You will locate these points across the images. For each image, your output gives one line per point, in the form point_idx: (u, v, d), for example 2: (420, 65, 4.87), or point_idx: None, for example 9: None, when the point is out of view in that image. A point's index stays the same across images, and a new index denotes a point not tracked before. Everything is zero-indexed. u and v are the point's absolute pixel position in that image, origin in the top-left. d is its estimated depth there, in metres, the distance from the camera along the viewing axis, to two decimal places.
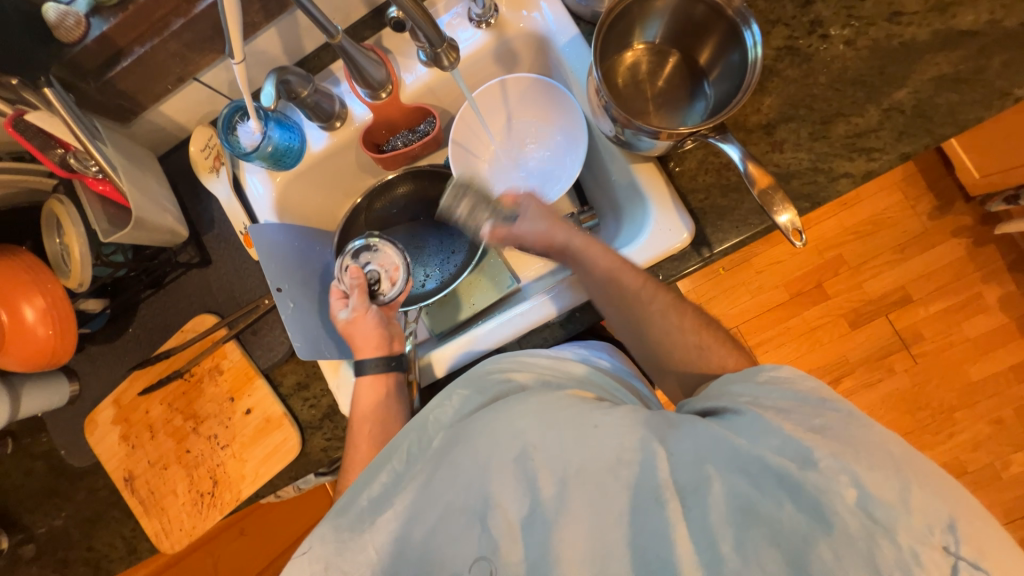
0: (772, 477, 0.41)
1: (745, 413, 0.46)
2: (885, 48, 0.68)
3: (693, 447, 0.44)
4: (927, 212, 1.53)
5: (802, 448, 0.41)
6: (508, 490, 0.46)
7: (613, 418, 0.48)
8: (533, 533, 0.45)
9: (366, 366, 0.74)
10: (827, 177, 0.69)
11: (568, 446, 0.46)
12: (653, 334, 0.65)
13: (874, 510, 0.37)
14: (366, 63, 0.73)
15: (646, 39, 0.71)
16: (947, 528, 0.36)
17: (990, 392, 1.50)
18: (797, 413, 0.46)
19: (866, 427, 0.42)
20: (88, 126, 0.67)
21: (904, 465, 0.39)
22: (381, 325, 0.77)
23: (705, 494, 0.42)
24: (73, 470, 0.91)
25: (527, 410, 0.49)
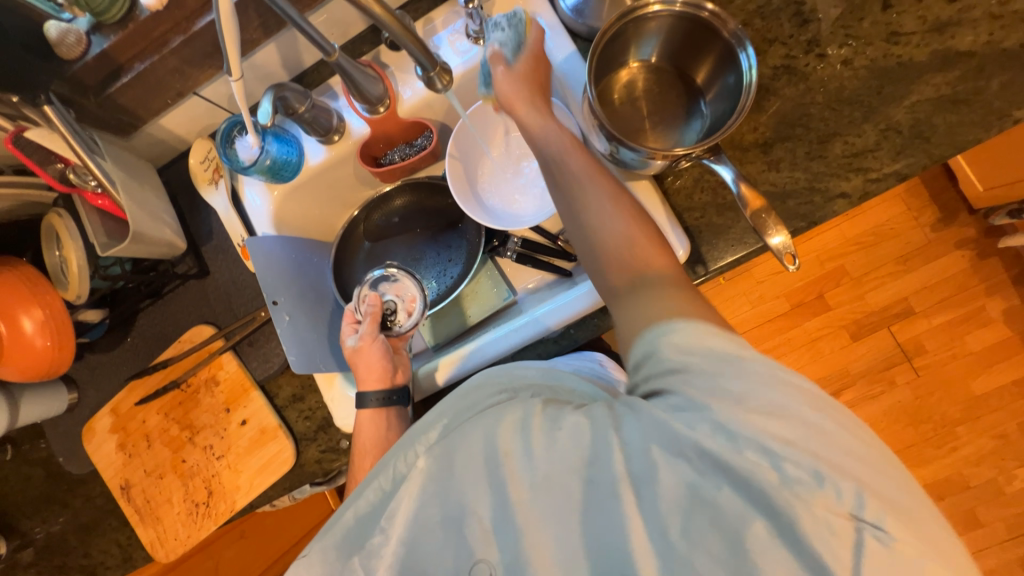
0: (709, 461, 0.41)
1: (677, 391, 0.45)
2: (883, 68, 0.68)
3: (640, 434, 0.45)
4: (930, 224, 1.51)
5: (730, 429, 0.41)
6: (481, 497, 0.48)
7: (573, 420, 0.49)
8: (508, 537, 0.46)
9: (369, 400, 0.73)
10: (823, 197, 0.68)
11: (534, 451, 0.48)
12: (587, 216, 0.59)
13: (794, 485, 0.38)
14: (363, 79, 0.73)
15: (641, 57, 0.71)
16: (852, 494, 0.37)
17: (993, 406, 1.48)
18: (729, 378, 0.45)
19: (782, 394, 0.42)
20: (87, 141, 0.67)
21: (815, 432, 0.40)
22: (384, 357, 0.76)
23: (654, 483, 0.42)
24: (71, 477, 0.92)
25: (497, 419, 0.51)
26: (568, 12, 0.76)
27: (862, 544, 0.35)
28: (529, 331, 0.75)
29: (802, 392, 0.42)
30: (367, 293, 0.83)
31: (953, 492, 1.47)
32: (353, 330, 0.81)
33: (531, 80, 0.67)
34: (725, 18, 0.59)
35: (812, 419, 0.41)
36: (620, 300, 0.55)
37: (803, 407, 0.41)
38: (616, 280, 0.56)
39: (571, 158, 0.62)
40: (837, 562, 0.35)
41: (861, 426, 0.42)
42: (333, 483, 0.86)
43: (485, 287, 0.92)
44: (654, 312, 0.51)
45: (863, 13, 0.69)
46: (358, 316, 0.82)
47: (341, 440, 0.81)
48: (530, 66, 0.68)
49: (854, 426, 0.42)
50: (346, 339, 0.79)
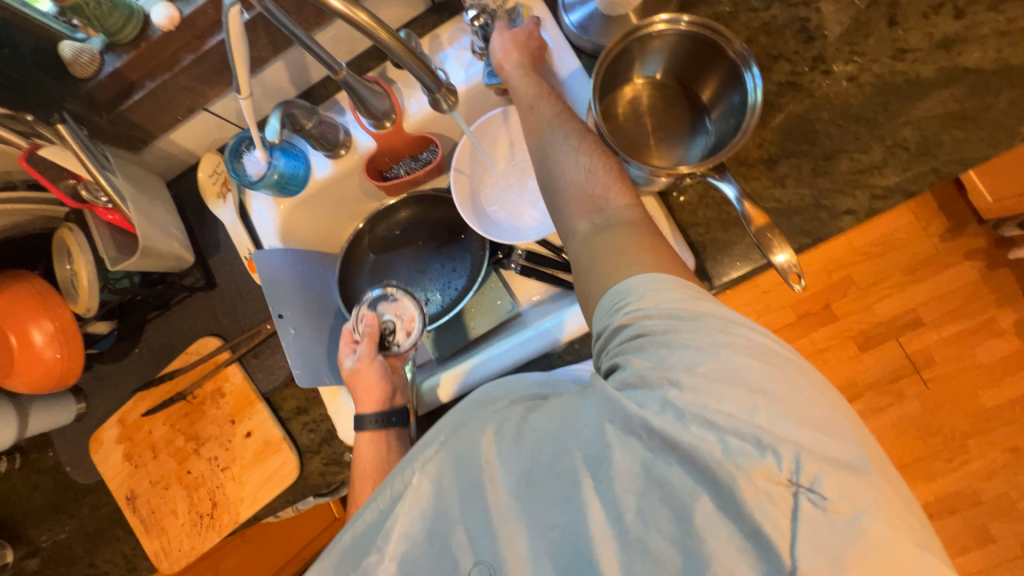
0: (657, 438, 0.42)
1: (630, 363, 0.47)
2: (889, 84, 0.68)
3: (597, 416, 0.47)
4: (939, 234, 1.50)
5: (676, 406, 0.42)
6: (464, 506, 0.52)
7: (547, 416, 0.52)
8: (488, 538, 0.50)
9: (366, 423, 0.73)
10: (829, 214, 0.68)
11: (511, 452, 0.52)
12: (553, 155, 0.65)
13: (737, 457, 0.38)
14: (369, 95, 0.74)
15: (646, 74, 0.71)
16: (794, 461, 0.37)
17: (1004, 419, 1.45)
18: (676, 341, 0.46)
19: (728, 355, 0.43)
20: (98, 157, 0.69)
21: (760, 396, 0.40)
22: (382, 378, 0.75)
23: (609, 464, 0.44)
24: (77, 487, 0.92)
25: (480, 430, 0.55)
26: (572, 29, 0.76)
27: (798, 508, 0.36)
28: (538, 343, 0.75)
29: (749, 351, 0.43)
30: (366, 312, 0.81)
31: (963, 506, 1.45)
32: (352, 350, 0.80)
33: (522, 46, 0.71)
34: (731, 38, 0.59)
35: (758, 379, 0.41)
36: (582, 234, 0.61)
37: (748, 366, 0.42)
38: (575, 216, 0.62)
39: (542, 108, 0.68)
40: (776, 530, 0.36)
41: (812, 384, 0.42)
42: (337, 493, 0.84)
43: (489, 300, 0.92)
44: (616, 263, 0.55)
45: (868, 30, 0.69)
46: (357, 336, 0.81)
47: (345, 453, 0.81)
48: (523, 35, 0.72)
49: (805, 384, 0.41)
50: (344, 359, 0.78)
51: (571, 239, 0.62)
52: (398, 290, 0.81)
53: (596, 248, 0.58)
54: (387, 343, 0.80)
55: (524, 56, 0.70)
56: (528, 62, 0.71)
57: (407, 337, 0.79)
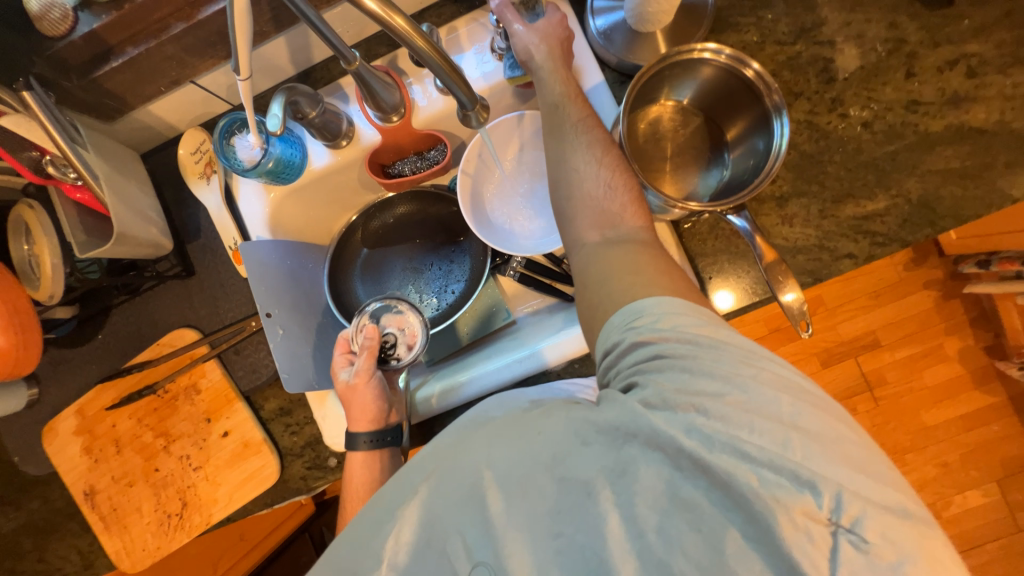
0: (685, 458, 0.42)
1: (650, 385, 0.46)
2: (899, 134, 0.70)
3: (615, 426, 0.46)
4: (903, 263, 1.59)
5: (704, 432, 0.42)
6: (459, 517, 0.48)
7: (554, 422, 0.49)
8: (486, 545, 0.47)
9: (360, 442, 0.72)
10: (831, 255, 0.70)
11: (513, 457, 0.48)
12: (573, 161, 0.62)
13: (774, 490, 0.38)
14: (379, 87, 0.69)
15: (675, 97, 0.70)
16: (835, 499, 0.37)
17: (940, 437, 1.57)
18: (698, 363, 0.45)
19: (758, 388, 0.43)
20: (68, 128, 0.61)
21: (795, 431, 0.40)
22: (377, 397, 0.73)
23: (634, 482, 0.44)
24: (26, 478, 0.85)
25: (479, 437, 0.51)
26: (597, 37, 0.73)
27: (838, 548, 0.37)
28: (542, 359, 0.75)
29: (778, 382, 0.43)
30: (367, 324, 0.80)
31: None
32: (348, 362, 0.78)
33: (550, 37, 0.67)
34: (770, 83, 0.58)
35: (788, 412, 0.41)
36: (591, 246, 0.58)
37: (776, 397, 0.42)
38: (587, 227, 0.59)
39: (568, 108, 0.65)
40: (812, 566, 0.37)
41: (845, 421, 0.42)
42: (315, 490, 0.79)
43: (484, 305, 0.90)
44: (626, 277, 0.53)
45: (886, 78, 0.70)
46: (353, 347, 0.79)
47: (329, 458, 0.78)
48: (551, 26, 0.67)
49: (836, 419, 0.42)
50: (340, 372, 0.76)
51: (578, 249, 0.60)
52: (403, 305, 0.82)
53: (607, 264, 0.56)
54: (387, 357, 0.80)
55: (554, 48, 0.66)
56: (557, 54, 0.66)
57: (408, 352, 0.80)
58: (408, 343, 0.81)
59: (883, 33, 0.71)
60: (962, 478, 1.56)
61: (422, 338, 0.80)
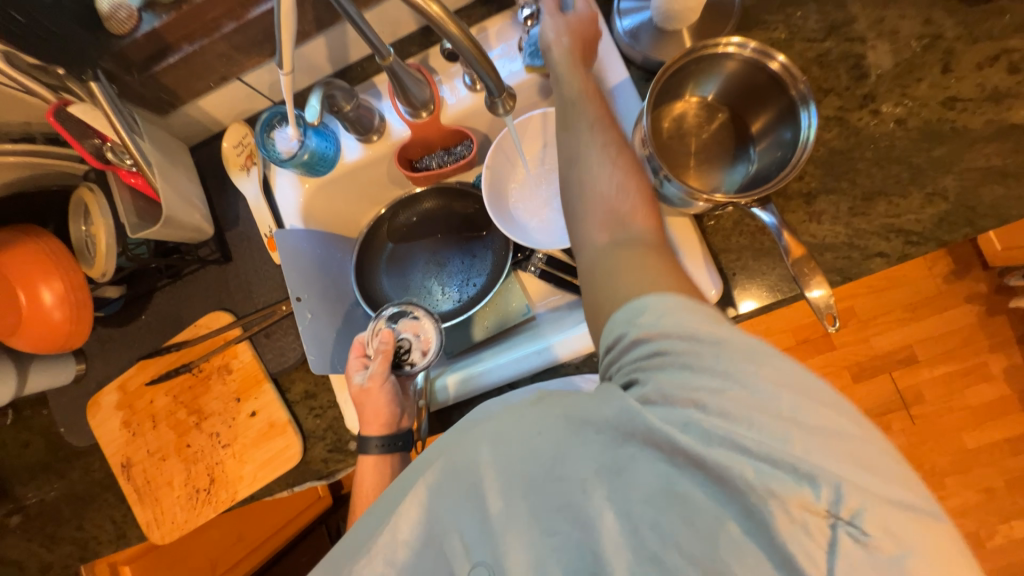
0: (682, 455, 0.41)
1: (650, 379, 0.45)
2: (936, 131, 0.68)
3: (615, 425, 0.45)
4: (943, 275, 1.51)
5: (701, 427, 0.41)
6: (457, 511, 0.49)
7: (553, 421, 0.48)
8: (485, 540, 0.47)
9: (371, 445, 0.74)
10: (861, 253, 0.68)
11: (511, 454, 0.48)
12: (588, 157, 0.62)
13: (771, 484, 0.38)
14: (411, 83, 0.72)
15: (699, 93, 0.70)
16: (834, 491, 0.36)
17: (983, 462, 1.48)
18: (698, 358, 0.43)
19: (762, 384, 0.41)
20: (128, 119, 0.66)
21: (795, 425, 0.39)
22: (393, 401, 0.75)
23: (629, 477, 0.43)
24: (70, 449, 0.91)
25: (478, 431, 0.51)
26: (624, 37, 0.74)
27: (837, 542, 0.36)
28: (563, 351, 0.75)
29: (783, 378, 0.41)
30: (383, 327, 0.81)
31: None
32: (362, 366, 0.79)
33: (577, 34, 0.68)
34: (796, 74, 0.58)
35: (790, 406, 0.40)
36: (598, 245, 0.57)
37: (778, 393, 0.40)
38: (595, 227, 0.58)
39: (586, 107, 0.65)
40: (810, 561, 0.36)
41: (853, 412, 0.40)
42: (331, 477, 0.82)
43: (505, 301, 0.91)
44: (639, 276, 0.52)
45: (922, 75, 0.69)
46: (368, 350, 0.80)
47: (349, 441, 0.81)
48: (580, 23, 0.68)
49: (841, 411, 0.40)
50: (354, 375, 0.77)
51: (584, 248, 0.59)
52: (420, 311, 0.83)
53: (615, 262, 0.54)
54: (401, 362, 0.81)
55: (576, 46, 0.67)
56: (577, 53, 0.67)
57: (422, 357, 0.80)
58: (422, 349, 0.81)
59: (918, 29, 0.70)
60: (1009, 507, 1.46)
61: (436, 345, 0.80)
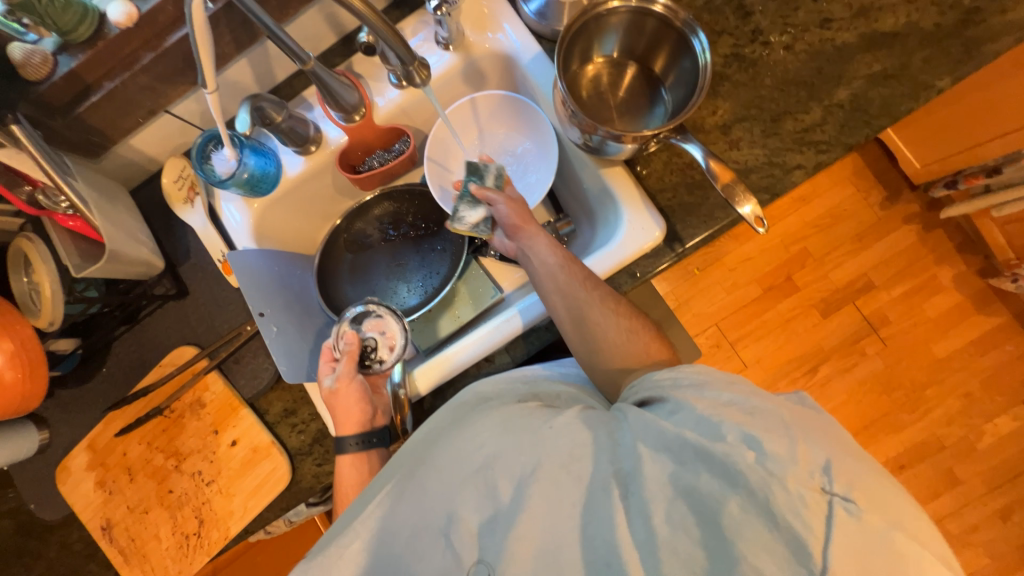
0: (689, 450, 0.44)
1: (668, 400, 0.51)
2: (820, 51, 0.75)
3: (633, 438, 0.49)
4: (879, 203, 1.59)
5: (710, 419, 0.45)
6: (469, 499, 0.49)
7: (564, 424, 0.53)
8: (494, 534, 0.46)
9: (348, 445, 0.71)
10: (782, 169, 0.73)
11: (525, 450, 0.50)
12: (591, 316, 0.66)
13: (769, 464, 0.40)
14: (339, 87, 0.75)
15: (604, 53, 0.76)
16: (824, 469, 0.39)
17: (957, 367, 1.53)
18: (709, 387, 0.50)
19: (760, 400, 0.46)
20: (58, 162, 0.67)
21: (792, 423, 0.43)
22: (365, 398, 0.73)
23: (640, 476, 0.45)
24: (43, 525, 0.85)
25: (492, 421, 0.55)
26: (531, 16, 0.80)
27: (833, 515, 0.37)
28: (535, 311, 0.76)
29: (776, 399, 0.47)
30: (347, 329, 0.80)
31: (930, 453, 1.50)
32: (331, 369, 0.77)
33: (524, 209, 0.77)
34: (676, 9, 0.64)
35: (787, 416, 0.44)
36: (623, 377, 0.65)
37: (776, 406, 0.45)
38: (614, 362, 0.66)
39: (571, 271, 0.69)
40: (809, 533, 0.37)
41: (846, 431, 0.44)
42: (326, 505, 0.86)
43: (472, 288, 0.93)
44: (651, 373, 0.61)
45: (797, 5, 0.76)
46: (337, 354, 0.78)
47: None
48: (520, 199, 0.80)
49: (832, 427, 0.44)
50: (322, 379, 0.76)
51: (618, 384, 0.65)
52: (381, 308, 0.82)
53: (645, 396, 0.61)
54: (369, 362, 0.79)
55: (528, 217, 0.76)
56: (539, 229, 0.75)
57: (390, 353, 0.79)
58: (389, 344, 0.80)
59: None
60: (988, 406, 1.51)
61: (403, 338, 0.80)
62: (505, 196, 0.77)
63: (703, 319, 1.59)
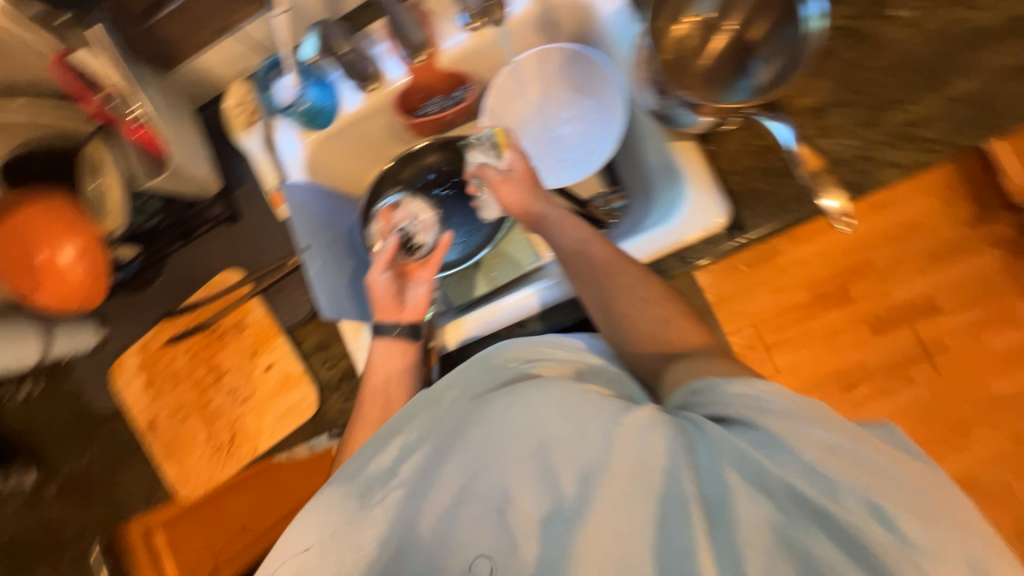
0: (798, 504, 0.37)
1: (756, 424, 0.41)
2: (949, 33, 0.65)
3: (715, 461, 0.41)
4: (965, 220, 1.43)
5: (829, 477, 0.37)
6: (526, 484, 0.45)
7: (635, 424, 0.45)
8: (557, 530, 0.43)
9: (389, 326, 0.74)
10: (874, 165, 0.65)
11: (591, 446, 0.44)
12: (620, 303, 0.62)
13: (911, 551, 0.34)
14: (406, 22, 0.73)
15: (699, 12, 0.70)
16: (971, 566, 0.33)
17: (1014, 409, 1.41)
18: (812, 418, 0.40)
19: (887, 455, 0.38)
20: (133, 73, 0.69)
21: (931, 498, 0.36)
22: (394, 291, 0.78)
23: (732, 515, 0.38)
24: (98, 414, 0.93)
25: (545, 399, 0.48)
26: None
27: None
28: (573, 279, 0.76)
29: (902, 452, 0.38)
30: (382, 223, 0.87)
31: None
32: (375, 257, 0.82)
33: (526, 178, 0.79)
34: None
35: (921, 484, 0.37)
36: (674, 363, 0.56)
37: (906, 467, 0.37)
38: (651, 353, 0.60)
39: (598, 250, 0.67)
40: None
41: None
42: None
43: (510, 252, 0.93)
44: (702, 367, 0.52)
45: None
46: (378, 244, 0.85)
47: None
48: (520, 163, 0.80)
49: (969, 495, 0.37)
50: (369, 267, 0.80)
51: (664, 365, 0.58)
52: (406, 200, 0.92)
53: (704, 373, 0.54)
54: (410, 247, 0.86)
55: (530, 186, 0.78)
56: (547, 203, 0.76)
57: (426, 235, 0.87)
58: (423, 229, 0.88)
59: None
60: None
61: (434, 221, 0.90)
62: (502, 171, 0.78)
63: (741, 317, 1.49)
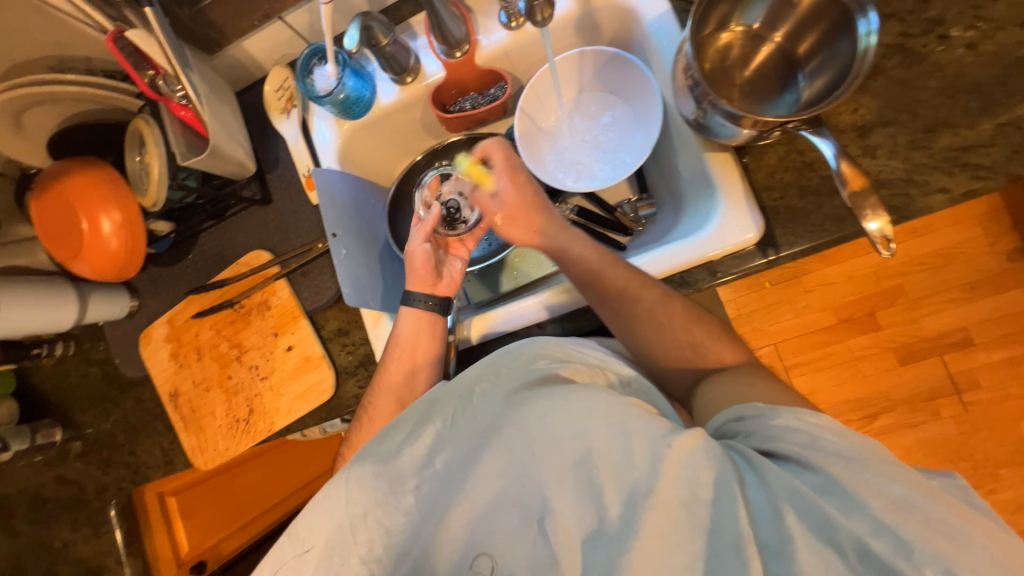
0: (867, 560, 0.37)
1: (814, 467, 0.42)
2: (1011, 56, 0.62)
3: (771, 500, 0.41)
4: (1007, 252, 1.37)
5: (896, 534, 0.37)
6: (567, 497, 0.44)
7: (689, 450, 0.43)
8: (599, 551, 0.42)
9: (417, 300, 0.77)
10: (920, 190, 0.63)
11: (637, 468, 0.43)
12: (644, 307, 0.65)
13: None
14: (448, 18, 0.73)
15: (744, 22, 0.68)
16: None
17: None
18: (872, 465, 0.40)
19: (949, 508, 0.38)
20: (181, 53, 0.71)
21: (994, 557, 0.36)
22: (432, 262, 0.80)
23: (792, 561, 0.38)
24: (125, 379, 0.96)
25: (591, 408, 0.46)
26: None
27: None
28: None
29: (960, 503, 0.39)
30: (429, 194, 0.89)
31: None
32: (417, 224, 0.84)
33: (523, 190, 0.78)
34: None
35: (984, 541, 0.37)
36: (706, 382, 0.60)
37: (966, 521, 0.38)
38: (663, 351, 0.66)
39: (620, 270, 0.68)
40: None
41: None
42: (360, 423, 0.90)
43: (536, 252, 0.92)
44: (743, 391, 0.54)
45: None
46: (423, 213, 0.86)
47: None
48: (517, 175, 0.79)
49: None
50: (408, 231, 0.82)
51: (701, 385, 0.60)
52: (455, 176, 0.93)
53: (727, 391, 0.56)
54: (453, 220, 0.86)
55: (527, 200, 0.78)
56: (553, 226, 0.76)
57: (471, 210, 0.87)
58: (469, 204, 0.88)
59: None
60: None
61: None
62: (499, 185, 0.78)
63: (762, 335, 1.47)
